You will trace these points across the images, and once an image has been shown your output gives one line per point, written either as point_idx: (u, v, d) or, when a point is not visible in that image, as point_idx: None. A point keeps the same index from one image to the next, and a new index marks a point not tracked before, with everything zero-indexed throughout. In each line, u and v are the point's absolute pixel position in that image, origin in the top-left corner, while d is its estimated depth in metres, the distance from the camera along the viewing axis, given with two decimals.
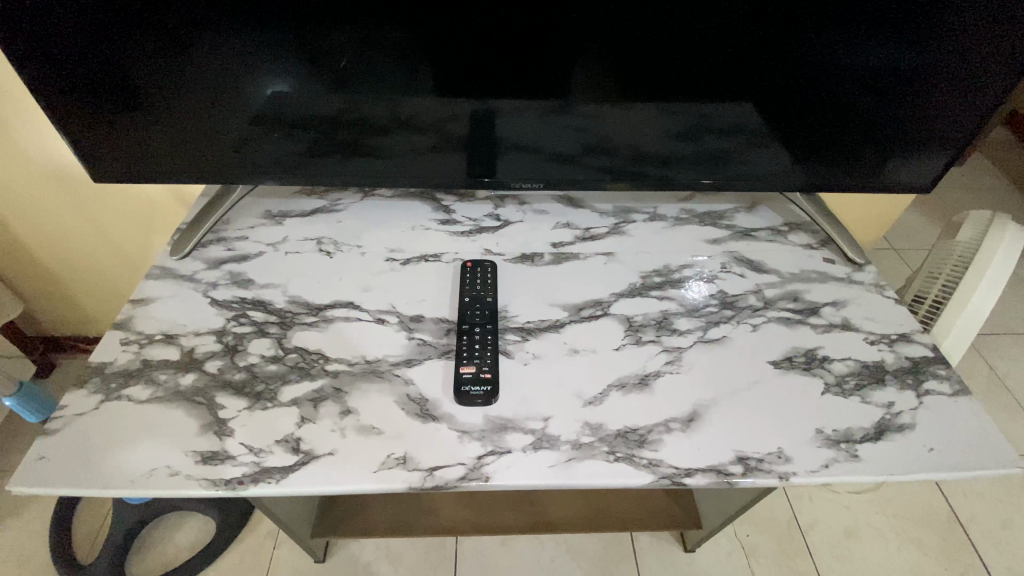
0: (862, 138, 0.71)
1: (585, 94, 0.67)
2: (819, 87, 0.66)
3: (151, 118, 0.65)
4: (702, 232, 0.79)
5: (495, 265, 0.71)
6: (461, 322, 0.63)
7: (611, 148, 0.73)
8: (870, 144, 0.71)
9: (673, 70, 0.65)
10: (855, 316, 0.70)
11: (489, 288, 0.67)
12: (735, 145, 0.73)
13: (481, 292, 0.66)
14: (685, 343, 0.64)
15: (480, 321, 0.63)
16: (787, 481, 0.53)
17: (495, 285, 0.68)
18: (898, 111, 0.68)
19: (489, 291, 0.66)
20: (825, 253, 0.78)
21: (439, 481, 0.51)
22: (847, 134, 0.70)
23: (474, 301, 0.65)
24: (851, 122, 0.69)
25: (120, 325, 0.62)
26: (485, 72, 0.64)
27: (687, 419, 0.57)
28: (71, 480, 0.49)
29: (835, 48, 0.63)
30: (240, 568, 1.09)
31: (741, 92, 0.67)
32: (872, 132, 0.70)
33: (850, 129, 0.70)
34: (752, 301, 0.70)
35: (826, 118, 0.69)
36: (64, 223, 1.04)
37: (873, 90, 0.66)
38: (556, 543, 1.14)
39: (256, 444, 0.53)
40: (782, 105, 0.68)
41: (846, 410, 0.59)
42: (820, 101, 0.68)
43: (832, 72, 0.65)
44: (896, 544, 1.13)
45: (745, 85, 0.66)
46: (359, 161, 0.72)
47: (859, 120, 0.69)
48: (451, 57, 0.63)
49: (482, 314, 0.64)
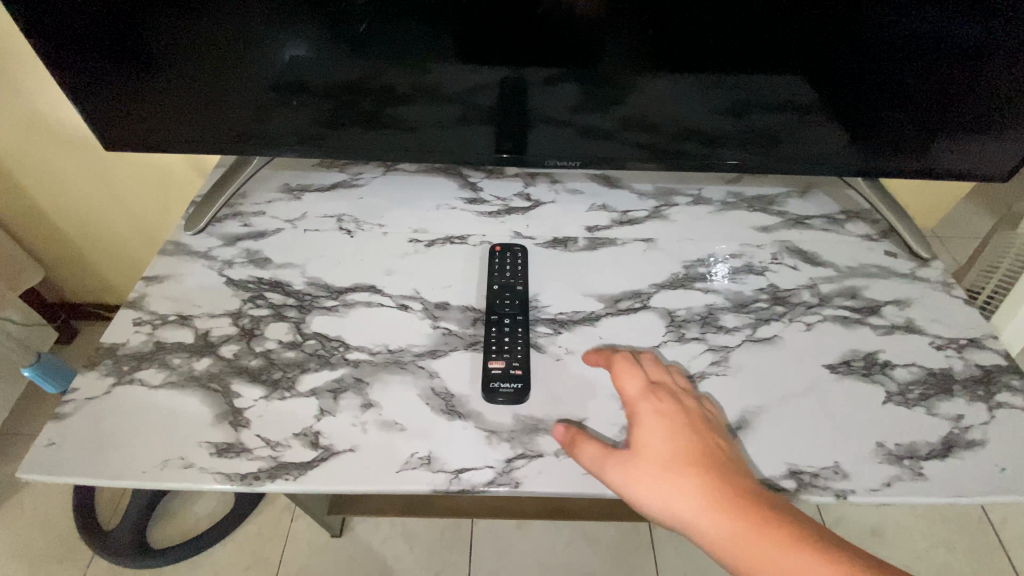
0: (932, 121, 0.63)
1: (620, 65, 0.60)
2: (882, 62, 0.59)
3: (163, 84, 0.61)
4: (750, 218, 0.73)
5: (527, 250, 0.66)
6: (489, 312, 0.59)
7: (651, 124, 0.66)
8: (942, 127, 0.63)
9: (721, 39, 0.58)
10: (920, 317, 0.63)
11: (519, 276, 0.62)
12: (789, 124, 0.65)
13: (511, 279, 0.62)
14: (732, 342, 0.59)
15: (509, 311, 0.59)
16: (843, 499, 0.49)
17: (526, 272, 0.63)
18: (977, 91, 0.60)
19: (519, 279, 0.62)
20: (886, 245, 0.71)
21: (466, 485, 0.48)
22: (916, 114, 0.63)
23: (504, 290, 0.61)
24: (916, 102, 0.62)
25: (132, 304, 0.59)
26: (510, 38, 0.58)
27: (734, 427, 0.52)
28: (84, 469, 0.47)
29: (902, 18, 0.55)
30: (259, 541, 1.09)
31: (795, 65, 0.60)
32: (942, 113, 0.62)
33: (919, 109, 0.62)
34: (806, 297, 0.64)
35: (889, 96, 0.62)
36: (82, 192, 1.01)
37: (950, 66, 0.58)
38: (573, 529, 1.12)
39: (273, 437, 0.50)
40: (840, 80, 0.61)
41: (909, 422, 0.54)
42: (887, 78, 0.60)
43: (903, 45, 0.57)
44: (923, 545, 1.08)
45: (799, 58, 0.59)
46: (378, 134, 0.67)
47: (930, 99, 0.61)
48: (474, 21, 0.56)
49: (512, 304, 0.59)
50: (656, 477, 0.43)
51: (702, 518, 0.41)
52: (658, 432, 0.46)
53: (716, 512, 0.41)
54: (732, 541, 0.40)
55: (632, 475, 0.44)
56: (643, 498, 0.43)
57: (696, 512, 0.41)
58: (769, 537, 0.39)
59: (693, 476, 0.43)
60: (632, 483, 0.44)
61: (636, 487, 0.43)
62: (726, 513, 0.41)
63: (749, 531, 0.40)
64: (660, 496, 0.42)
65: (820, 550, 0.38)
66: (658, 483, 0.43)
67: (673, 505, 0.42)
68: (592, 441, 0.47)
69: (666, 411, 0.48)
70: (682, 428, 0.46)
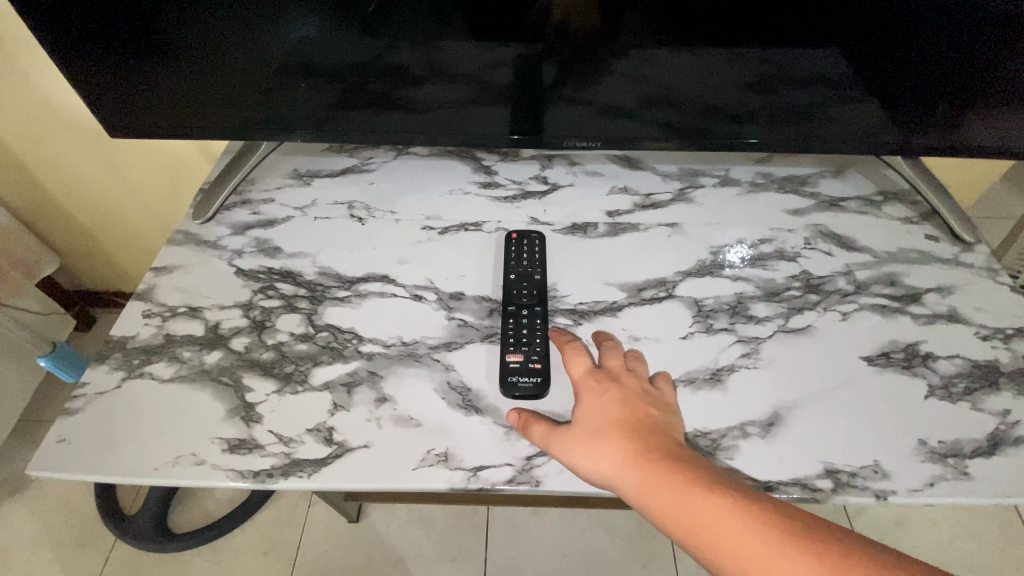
0: (981, 95, 0.58)
1: (641, 39, 0.56)
2: (928, 31, 0.54)
3: (167, 69, 0.58)
4: (781, 200, 0.69)
5: (544, 237, 0.63)
6: (506, 303, 0.56)
7: (674, 101, 0.62)
8: (992, 101, 0.58)
9: (751, 9, 0.53)
10: (964, 305, 0.59)
11: (537, 264, 0.59)
12: (824, 99, 0.61)
13: (529, 268, 0.59)
14: (763, 333, 0.56)
15: (526, 302, 0.56)
16: (883, 500, 0.46)
17: (544, 260, 0.60)
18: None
19: (537, 268, 0.59)
20: (926, 228, 0.67)
21: (484, 483, 0.46)
22: (963, 89, 0.58)
23: (521, 280, 0.58)
24: (964, 74, 0.56)
25: (142, 295, 0.58)
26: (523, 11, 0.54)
27: (765, 423, 0.50)
28: (96, 465, 0.46)
29: None
30: (277, 525, 1.10)
31: (832, 35, 0.55)
32: (992, 86, 0.57)
33: (968, 83, 0.57)
34: (841, 284, 0.60)
35: (934, 68, 0.57)
36: (93, 180, 1.00)
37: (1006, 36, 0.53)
38: (589, 516, 1.11)
39: (286, 433, 0.48)
40: (880, 52, 0.56)
41: (953, 418, 0.51)
42: (934, 49, 0.55)
43: (953, 13, 0.52)
44: (949, 534, 1.05)
45: (837, 27, 0.54)
46: (388, 116, 0.64)
47: (981, 72, 0.56)
48: None
49: (530, 294, 0.57)
50: (595, 450, 0.43)
51: (635, 485, 0.40)
52: (599, 407, 0.45)
53: (650, 478, 0.40)
54: (664, 506, 0.39)
55: (570, 449, 0.43)
56: (581, 470, 0.43)
57: (629, 479, 0.41)
58: (699, 498, 0.38)
59: (626, 444, 0.42)
60: (569, 456, 0.43)
61: (574, 460, 0.43)
62: (659, 479, 0.40)
63: (680, 493, 0.39)
64: (596, 467, 0.42)
65: (751, 509, 0.37)
66: (588, 450, 0.43)
67: (610, 474, 0.42)
68: (539, 420, 0.46)
69: (607, 386, 0.47)
70: (623, 402, 0.46)
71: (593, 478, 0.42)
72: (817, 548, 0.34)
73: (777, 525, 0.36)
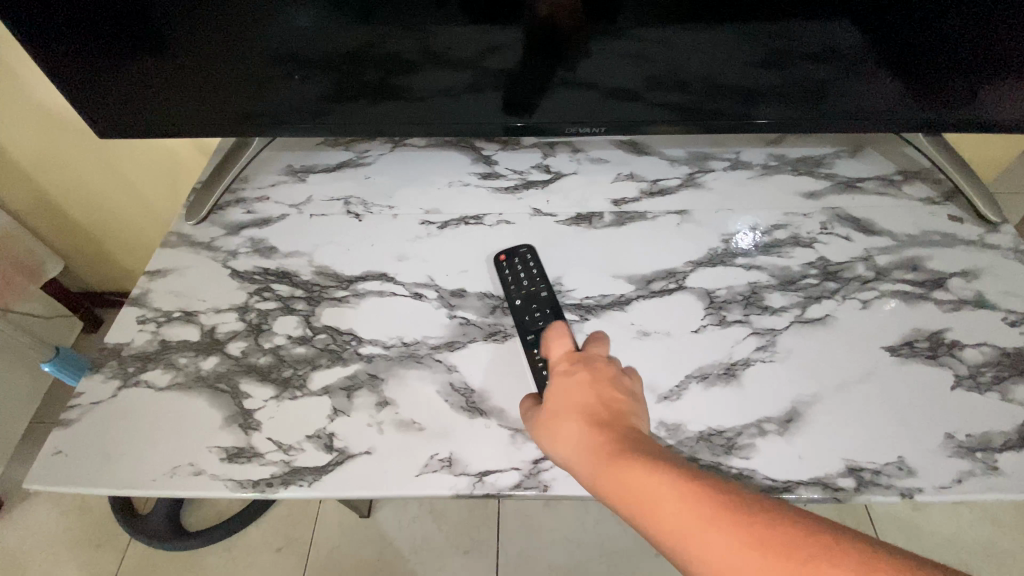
0: (1010, 66, 0.54)
1: (646, 17, 0.53)
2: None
3: (154, 65, 0.56)
4: (795, 183, 0.66)
5: (535, 248, 0.59)
6: (524, 332, 0.52)
7: (681, 81, 0.59)
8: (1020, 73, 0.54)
9: None
10: (992, 290, 0.56)
11: (538, 279, 0.55)
12: (841, 75, 0.57)
13: (532, 286, 0.55)
14: (779, 324, 0.53)
15: (545, 321, 0.52)
16: (909, 499, 0.44)
17: (543, 273, 0.56)
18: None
19: (539, 283, 0.55)
20: (950, 209, 0.63)
21: (490, 488, 0.44)
22: (990, 60, 0.54)
23: (528, 304, 0.54)
24: (995, 45, 0.53)
25: (135, 300, 0.56)
26: None
27: (783, 420, 0.47)
28: (94, 477, 0.45)
29: None
30: (290, 522, 1.10)
31: (852, 6, 0.52)
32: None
33: (995, 54, 0.53)
34: (860, 271, 0.58)
35: (962, 39, 0.53)
36: (89, 180, 0.98)
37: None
38: (600, 507, 1.09)
39: (285, 440, 0.47)
40: (904, 22, 0.53)
41: (981, 410, 0.48)
42: (959, 17, 0.51)
43: None
44: (969, 520, 1.03)
45: None
46: (383, 107, 0.61)
47: (1011, 41, 0.52)
48: None
49: (545, 315, 0.53)
50: (554, 422, 0.41)
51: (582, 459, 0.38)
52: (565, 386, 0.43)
53: (597, 451, 0.37)
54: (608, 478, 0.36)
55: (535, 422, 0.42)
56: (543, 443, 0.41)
57: (578, 453, 0.38)
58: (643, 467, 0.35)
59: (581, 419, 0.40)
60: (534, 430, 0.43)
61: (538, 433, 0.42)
62: (605, 452, 0.37)
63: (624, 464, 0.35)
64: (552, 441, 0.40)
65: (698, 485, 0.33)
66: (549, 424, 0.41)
67: (562, 445, 0.40)
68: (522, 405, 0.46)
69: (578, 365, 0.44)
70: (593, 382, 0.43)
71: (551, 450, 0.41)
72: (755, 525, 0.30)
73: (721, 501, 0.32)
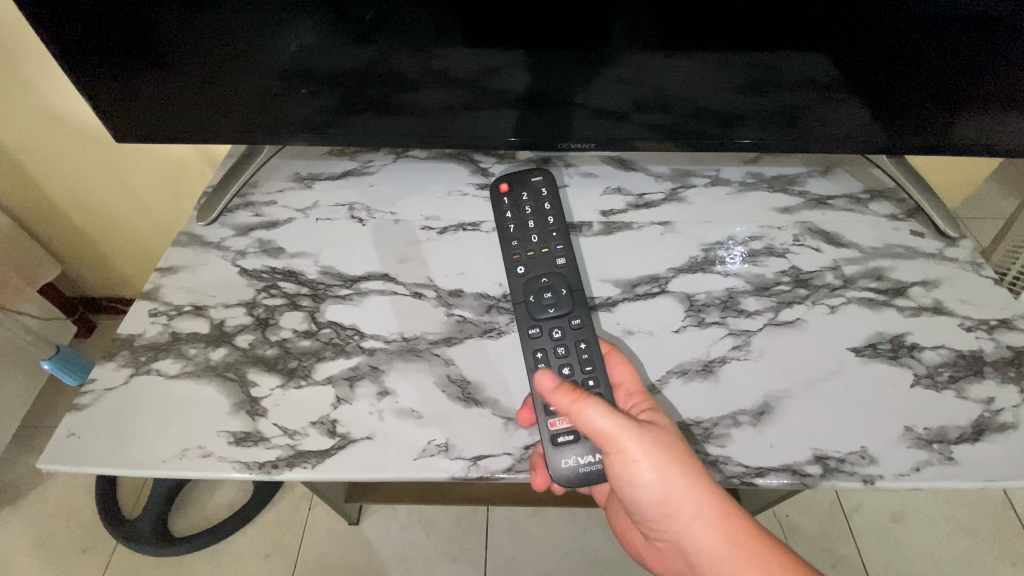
0: (956, 96, 0.60)
1: (631, 46, 0.58)
2: (907, 36, 0.56)
3: (173, 75, 0.60)
4: (770, 199, 0.71)
5: (544, 182, 0.61)
6: (530, 300, 0.55)
7: (664, 104, 0.64)
8: (964, 101, 0.60)
9: (736, 19, 0.55)
10: (949, 298, 0.61)
11: (553, 238, 0.58)
12: (809, 102, 0.63)
13: (544, 246, 0.58)
14: (754, 326, 0.58)
15: (556, 305, 0.54)
16: (871, 484, 0.47)
17: (561, 237, 0.58)
18: (1004, 65, 0.56)
19: (555, 248, 0.58)
20: (912, 225, 0.69)
21: (484, 471, 0.48)
22: (938, 91, 0.60)
23: (539, 269, 0.57)
24: (943, 78, 0.59)
25: (147, 295, 0.59)
26: (517, 23, 0.56)
27: (757, 412, 0.51)
28: (107, 458, 0.47)
29: None
30: (279, 528, 1.11)
31: (815, 42, 0.57)
32: (969, 88, 0.59)
33: (943, 84, 0.59)
34: (829, 279, 0.62)
35: (913, 73, 0.59)
36: (94, 185, 1.01)
37: (977, 41, 0.55)
38: (588, 515, 1.11)
39: (290, 426, 0.50)
40: (864, 57, 0.58)
41: (938, 406, 0.52)
42: (911, 52, 0.57)
43: (929, 20, 0.54)
44: (945, 530, 1.06)
45: (821, 34, 0.56)
46: (387, 121, 0.66)
47: (956, 73, 0.58)
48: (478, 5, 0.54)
49: (557, 296, 0.55)
50: (668, 453, 0.44)
51: (691, 495, 0.44)
52: (657, 417, 0.47)
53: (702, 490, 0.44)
54: (711, 517, 0.44)
55: (648, 446, 0.44)
56: (648, 469, 0.44)
57: (692, 493, 0.44)
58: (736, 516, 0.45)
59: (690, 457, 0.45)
60: (639, 451, 0.44)
61: (643, 457, 0.44)
62: (714, 497, 0.44)
63: (722, 512, 0.44)
64: (662, 471, 0.44)
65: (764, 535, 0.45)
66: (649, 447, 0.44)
67: (670, 478, 0.44)
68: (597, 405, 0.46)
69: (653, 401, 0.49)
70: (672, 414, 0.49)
71: (650, 475, 0.44)
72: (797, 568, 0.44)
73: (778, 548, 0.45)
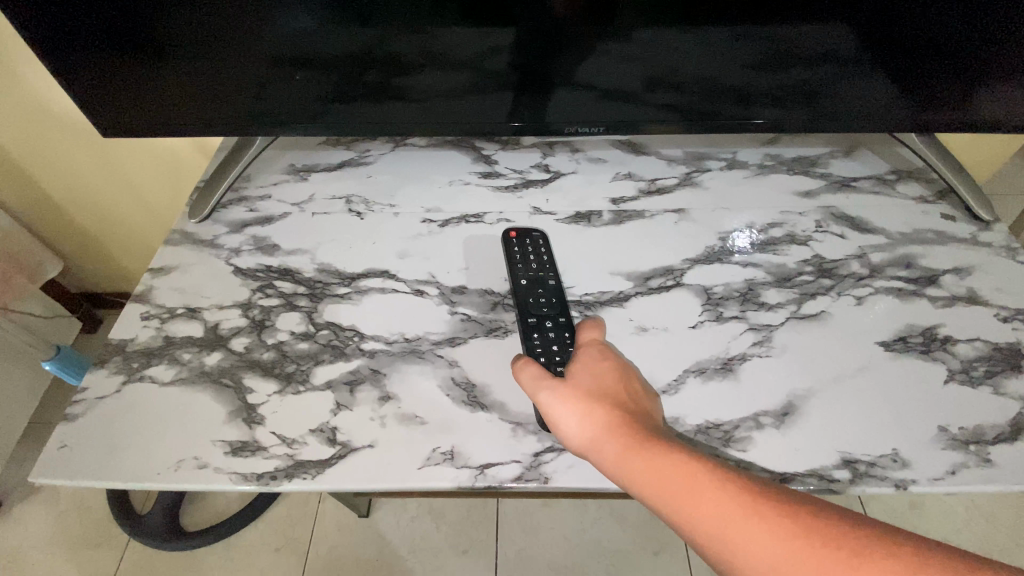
0: (998, 68, 0.55)
1: (643, 19, 0.54)
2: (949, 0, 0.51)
3: (157, 66, 0.56)
4: (791, 181, 0.67)
5: (546, 235, 0.61)
6: (521, 307, 0.54)
7: (677, 82, 0.60)
8: (1010, 73, 0.55)
9: None
10: (984, 286, 0.57)
11: (547, 265, 0.57)
12: (835, 76, 0.58)
13: (539, 271, 0.57)
14: (776, 320, 0.54)
15: (549, 307, 0.54)
16: (904, 490, 0.45)
17: (553, 261, 0.58)
18: None
19: (548, 270, 0.57)
20: (942, 207, 0.65)
21: (492, 480, 0.45)
22: (979, 62, 0.55)
23: (536, 288, 0.56)
24: (986, 47, 0.54)
25: (139, 297, 0.57)
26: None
27: (780, 413, 0.48)
28: (99, 470, 0.45)
29: None
30: (289, 521, 1.10)
31: (844, 8, 0.52)
32: (1014, 59, 0.54)
33: (988, 53, 0.54)
34: (855, 268, 0.59)
35: (952, 42, 0.54)
36: (90, 180, 0.99)
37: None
38: (600, 506, 1.10)
39: (288, 434, 0.47)
40: (898, 25, 0.53)
41: (974, 403, 0.49)
42: (952, 18, 0.52)
43: None
44: (963, 517, 1.03)
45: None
46: (384, 107, 0.62)
47: (1001, 42, 0.53)
48: None
49: (551, 303, 0.54)
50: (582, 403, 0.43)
51: (625, 447, 0.40)
52: (583, 371, 0.45)
53: (640, 446, 0.39)
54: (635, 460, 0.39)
55: (559, 397, 0.43)
56: (567, 424, 0.42)
57: (612, 443, 0.40)
58: (691, 479, 0.37)
59: (617, 414, 0.42)
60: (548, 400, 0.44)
61: (561, 415, 0.43)
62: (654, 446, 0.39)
63: (682, 469, 0.37)
64: (580, 428, 0.42)
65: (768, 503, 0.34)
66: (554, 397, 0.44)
67: (591, 434, 0.41)
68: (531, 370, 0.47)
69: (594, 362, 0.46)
70: (619, 372, 0.45)
71: (569, 437, 0.42)
72: (832, 545, 0.31)
73: (781, 513, 0.34)
